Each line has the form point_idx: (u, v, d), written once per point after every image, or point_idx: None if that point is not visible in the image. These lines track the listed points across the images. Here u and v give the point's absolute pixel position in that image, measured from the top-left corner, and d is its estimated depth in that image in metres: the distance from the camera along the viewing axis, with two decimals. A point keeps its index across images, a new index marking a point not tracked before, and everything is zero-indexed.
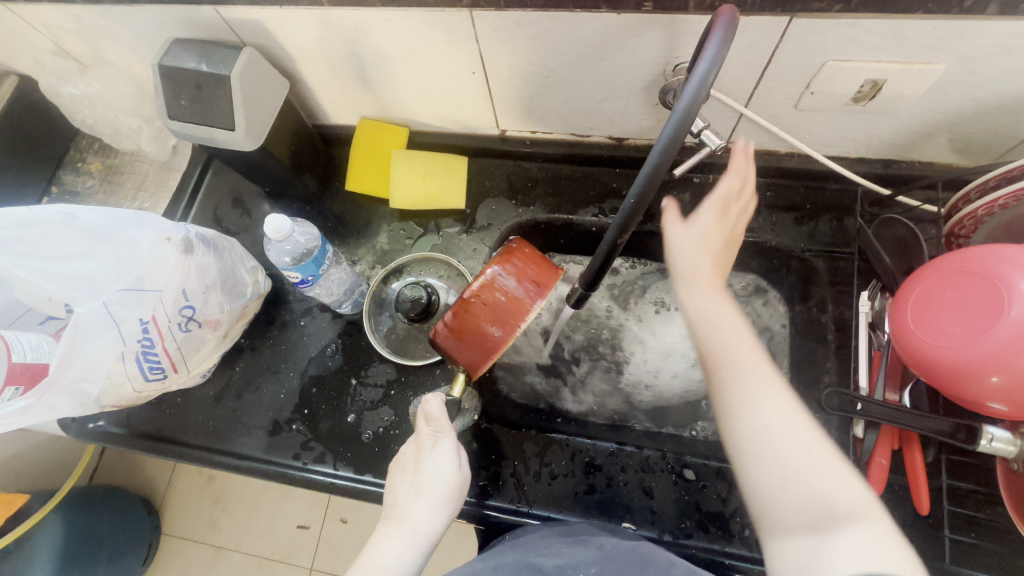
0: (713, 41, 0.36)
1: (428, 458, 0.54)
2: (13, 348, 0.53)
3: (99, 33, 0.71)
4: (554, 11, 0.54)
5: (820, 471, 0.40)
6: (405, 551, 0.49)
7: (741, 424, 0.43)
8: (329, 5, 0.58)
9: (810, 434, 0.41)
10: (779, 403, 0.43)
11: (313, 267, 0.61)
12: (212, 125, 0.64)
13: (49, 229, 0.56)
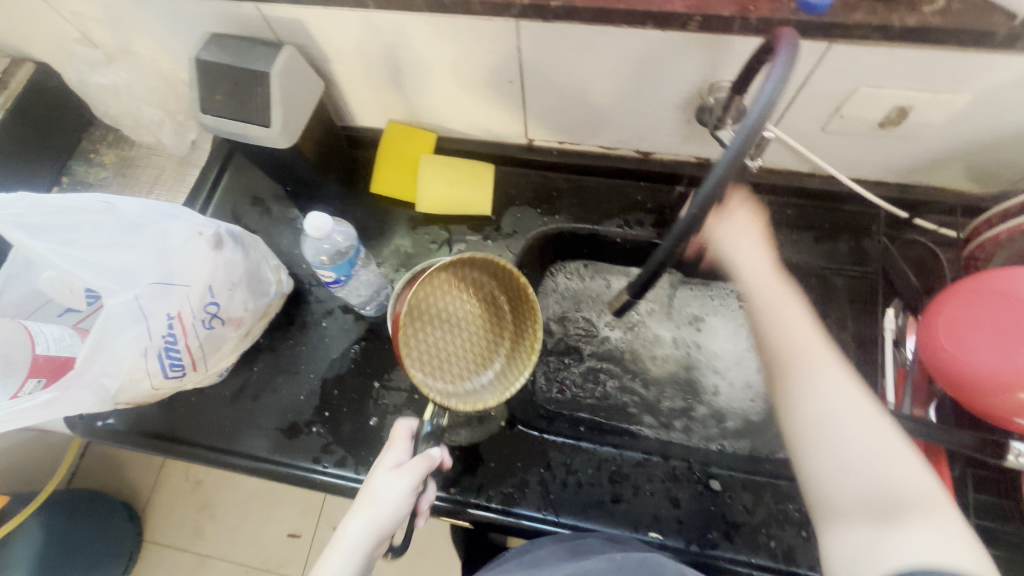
0: (778, 61, 0.37)
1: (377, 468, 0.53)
2: (37, 339, 0.53)
3: (130, 24, 0.70)
4: (601, 25, 0.55)
5: (877, 438, 0.45)
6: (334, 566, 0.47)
7: (803, 405, 0.49)
8: (375, 8, 0.59)
9: (868, 424, 0.45)
10: (831, 396, 0.48)
11: (347, 268, 0.61)
12: (247, 121, 0.63)
13: (84, 217, 0.54)
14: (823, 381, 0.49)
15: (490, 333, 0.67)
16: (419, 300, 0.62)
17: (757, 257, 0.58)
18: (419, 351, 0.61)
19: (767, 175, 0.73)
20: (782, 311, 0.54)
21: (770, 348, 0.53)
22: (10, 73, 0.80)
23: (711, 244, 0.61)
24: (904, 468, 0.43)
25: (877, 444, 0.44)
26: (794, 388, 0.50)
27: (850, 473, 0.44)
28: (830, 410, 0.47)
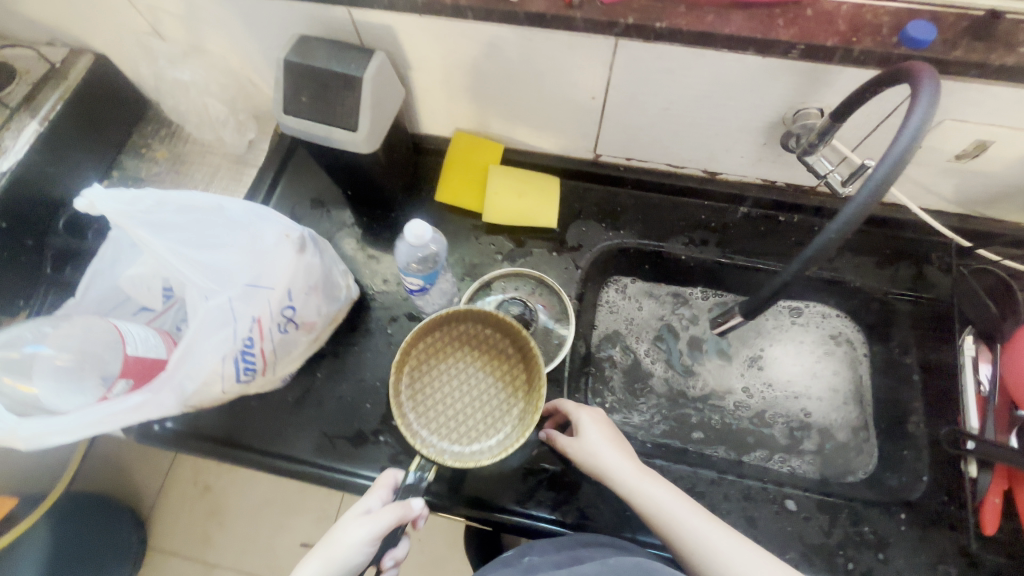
0: (923, 94, 0.40)
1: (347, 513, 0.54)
2: (127, 339, 0.51)
3: (207, 22, 0.70)
4: (700, 48, 0.56)
5: (749, 568, 0.48)
6: None
7: (652, 513, 0.53)
8: (474, 19, 0.59)
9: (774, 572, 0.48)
10: (723, 538, 0.50)
11: (434, 278, 0.60)
12: (331, 125, 0.63)
13: (190, 214, 0.55)
14: (661, 501, 0.53)
15: (506, 393, 0.65)
16: (418, 361, 0.65)
17: (611, 447, 0.56)
18: (429, 412, 0.64)
19: (829, 199, 0.75)
20: (614, 462, 0.55)
21: (669, 541, 0.52)
22: (70, 64, 0.78)
23: (574, 425, 0.60)
24: (778, 574, 0.48)
25: (724, 557, 0.49)
26: (641, 508, 0.53)
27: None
28: (694, 533, 0.51)
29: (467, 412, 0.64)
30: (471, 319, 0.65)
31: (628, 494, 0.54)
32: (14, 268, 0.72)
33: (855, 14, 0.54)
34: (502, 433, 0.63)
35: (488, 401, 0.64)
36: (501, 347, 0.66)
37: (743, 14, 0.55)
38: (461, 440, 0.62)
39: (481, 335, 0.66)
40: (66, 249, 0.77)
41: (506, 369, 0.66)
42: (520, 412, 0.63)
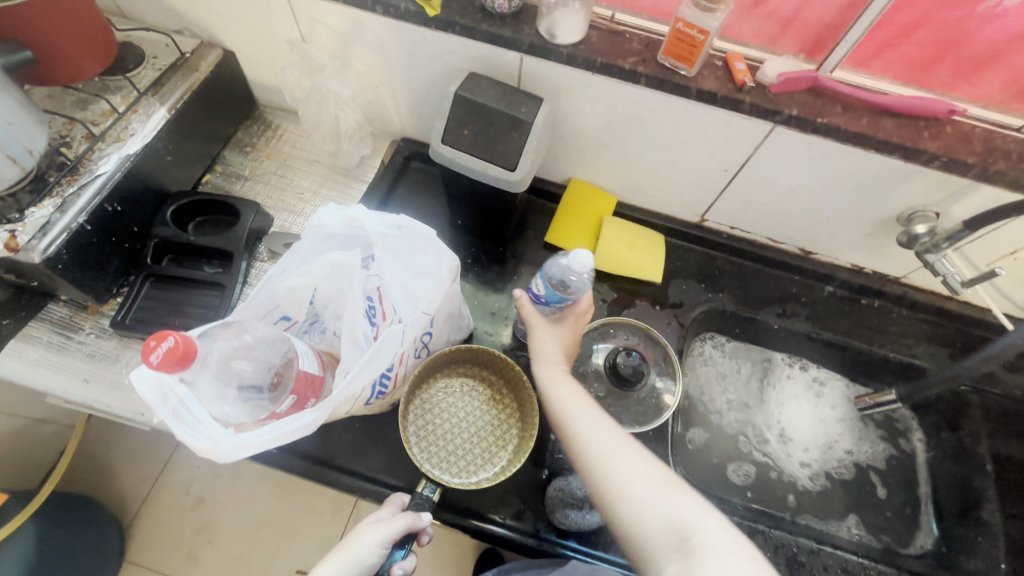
0: None
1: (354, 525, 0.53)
2: (301, 356, 0.50)
3: (363, 41, 0.70)
4: (850, 145, 0.62)
5: (619, 462, 0.50)
6: None
7: (554, 405, 0.57)
8: (644, 86, 0.63)
9: (655, 478, 0.49)
10: (609, 436, 0.53)
11: (551, 299, 0.62)
12: (490, 161, 0.64)
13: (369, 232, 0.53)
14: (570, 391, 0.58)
15: (502, 424, 0.65)
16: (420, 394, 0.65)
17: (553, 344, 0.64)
18: (428, 445, 0.63)
19: (911, 289, 0.81)
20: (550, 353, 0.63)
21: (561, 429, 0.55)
22: (201, 55, 0.77)
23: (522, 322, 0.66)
24: (648, 470, 0.49)
25: (608, 445, 0.52)
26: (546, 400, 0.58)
27: (620, 488, 0.48)
28: (581, 423, 0.54)
29: (463, 444, 0.64)
30: (462, 353, 0.67)
31: (544, 373, 0.61)
32: (116, 254, 0.69)
33: (989, 137, 0.61)
34: (498, 468, 0.62)
35: (482, 434, 0.64)
36: (497, 382, 0.68)
37: (893, 122, 0.61)
38: (456, 471, 0.62)
39: (472, 373, 0.68)
40: (166, 240, 0.72)
41: (499, 404, 0.66)
42: (515, 445, 0.64)
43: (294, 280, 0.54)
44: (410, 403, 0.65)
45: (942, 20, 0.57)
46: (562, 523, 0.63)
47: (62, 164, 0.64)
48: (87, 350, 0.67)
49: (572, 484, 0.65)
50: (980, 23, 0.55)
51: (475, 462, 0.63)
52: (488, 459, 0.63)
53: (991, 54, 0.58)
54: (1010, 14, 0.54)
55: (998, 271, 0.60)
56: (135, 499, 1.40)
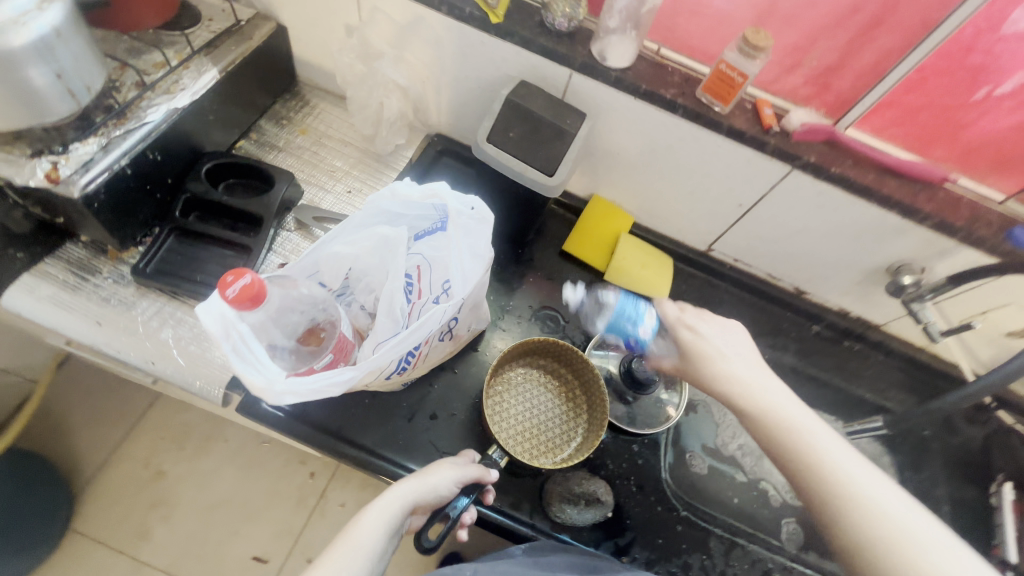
0: None
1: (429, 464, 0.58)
2: (343, 319, 0.53)
3: (420, 36, 0.74)
4: (856, 196, 0.68)
5: (882, 497, 0.43)
6: (373, 525, 0.49)
7: (786, 424, 0.47)
8: (680, 116, 0.69)
9: (927, 519, 0.42)
10: (864, 467, 0.45)
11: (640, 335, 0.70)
12: (530, 165, 0.68)
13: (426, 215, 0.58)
14: (782, 399, 0.49)
15: (570, 418, 0.71)
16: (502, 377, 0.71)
17: (734, 341, 0.55)
18: (504, 422, 0.68)
19: (890, 338, 0.88)
20: (731, 349, 0.54)
21: (804, 459, 0.45)
22: (255, 25, 0.79)
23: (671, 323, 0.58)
24: (921, 516, 0.42)
25: (858, 474, 0.44)
26: (784, 425, 0.47)
27: (892, 523, 0.42)
28: (824, 443, 0.46)
29: (531, 429, 0.69)
30: (545, 350, 0.73)
31: (728, 382, 0.51)
32: (147, 203, 0.69)
33: (974, 206, 0.68)
34: (563, 455, 0.68)
35: (551, 423, 0.70)
36: (569, 379, 0.73)
37: (895, 181, 0.68)
38: (526, 451, 0.67)
39: (545, 365, 0.74)
40: (196, 197, 0.72)
41: (568, 397, 0.72)
42: (581, 438, 0.69)
43: (340, 247, 0.56)
44: (494, 382, 0.70)
45: (943, 104, 0.65)
46: (555, 515, 0.65)
47: (110, 107, 0.65)
48: (103, 294, 0.66)
49: (570, 480, 0.67)
50: (975, 111, 0.64)
51: (542, 445, 0.68)
52: (554, 446, 0.68)
53: (982, 139, 0.66)
54: (1000, 106, 0.62)
55: (976, 324, 0.70)
56: (90, 465, 1.34)
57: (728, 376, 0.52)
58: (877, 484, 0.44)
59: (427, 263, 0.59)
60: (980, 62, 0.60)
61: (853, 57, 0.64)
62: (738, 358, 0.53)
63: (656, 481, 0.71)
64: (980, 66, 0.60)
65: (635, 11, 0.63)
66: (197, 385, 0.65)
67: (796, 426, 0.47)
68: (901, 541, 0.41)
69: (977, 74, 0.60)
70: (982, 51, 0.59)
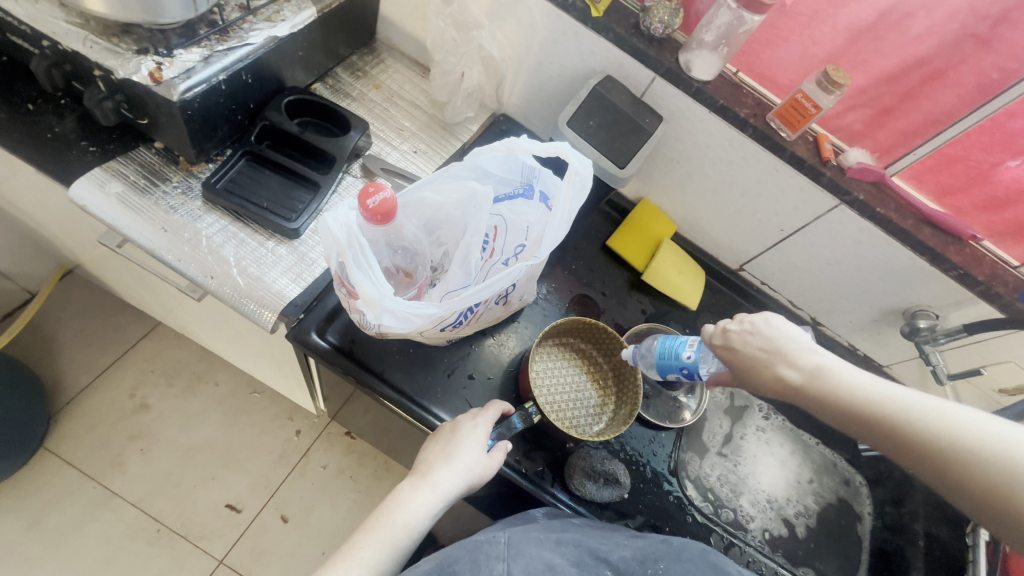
0: None
1: (467, 428, 0.60)
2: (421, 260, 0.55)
3: (516, 16, 0.77)
4: (893, 238, 0.74)
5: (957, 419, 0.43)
6: (422, 503, 0.54)
7: (844, 393, 0.48)
8: (748, 135, 0.74)
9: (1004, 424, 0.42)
10: (925, 400, 0.45)
11: (684, 344, 0.64)
12: (605, 156, 0.74)
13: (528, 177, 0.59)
14: (839, 381, 0.49)
15: (597, 403, 0.75)
16: (545, 347, 0.75)
17: (775, 332, 0.54)
18: (539, 386, 0.72)
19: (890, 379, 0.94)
20: (772, 347, 0.53)
21: (872, 423, 0.46)
22: None
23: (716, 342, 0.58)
24: (1018, 432, 0.41)
25: (932, 420, 0.44)
26: (845, 396, 0.48)
27: (977, 442, 0.42)
28: (881, 393, 0.47)
29: (560, 402, 0.73)
30: (590, 336, 0.77)
31: (783, 385, 0.52)
32: (229, 122, 0.70)
33: (995, 266, 0.74)
34: (585, 433, 0.71)
35: (579, 403, 0.74)
36: (603, 369, 0.77)
37: (930, 231, 0.73)
38: (553, 419, 0.70)
39: (578, 347, 0.78)
40: (273, 126, 0.73)
41: (599, 382, 0.76)
42: (603, 425, 0.73)
43: (429, 193, 0.58)
44: (538, 349, 0.74)
45: (978, 161, 0.69)
46: (575, 489, 0.67)
47: (214, 22, 0.66)
48: (170, 203, 0.67)
49: (594, 458, 0.70)
50: (1006, 175, 0.68)
51: (573, 420, 0.72)
52: (578, 424, 0.72)
53: (1009, 197, 0.70)
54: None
55: (979, 373, 0.77)
56: (73, 386, 1.30)
57: (771, 373, 0.53)
58: (946, 409, 0.44)
59: (505, 225, 0.61)
60: (1020, 128, 0.64)
61: (907, 105, 0.69)
62: (784, 355, 0.53)
63: (666, 473, 0.75)
64: (1017, 132, 0.65)
65: (730, 30, 0.68)
66: (250, 307, 0.65)
67: (852, 389, 0.48)
68: (1013, 469, 0.40)
69: (1012, 138, 0.65)
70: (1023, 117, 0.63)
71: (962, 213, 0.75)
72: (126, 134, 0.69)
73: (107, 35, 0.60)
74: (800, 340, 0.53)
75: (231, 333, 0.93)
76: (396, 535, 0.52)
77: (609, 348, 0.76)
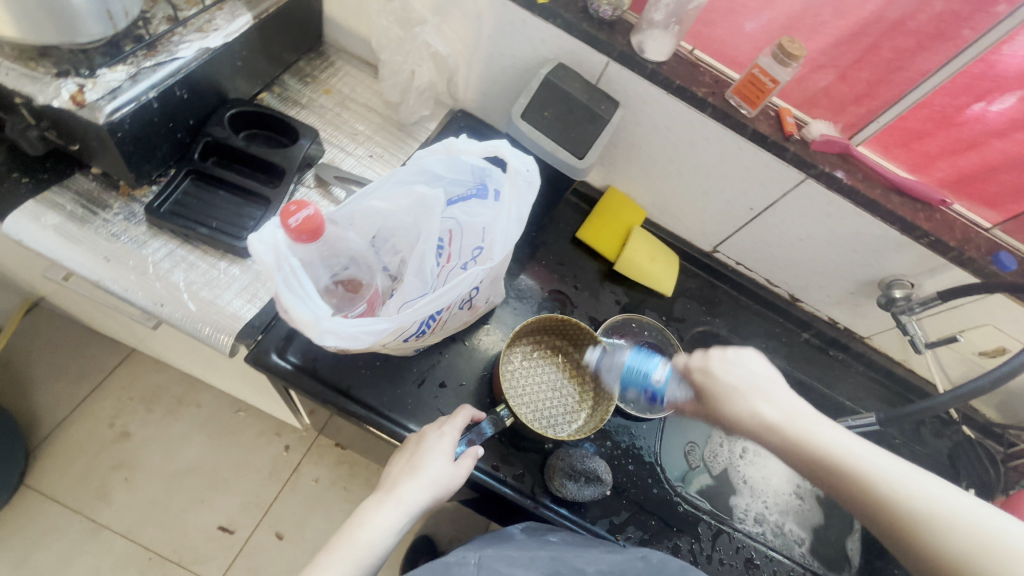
0: None
1: (433, 441, 0.59)
2: None
3: (461, 9, 0.75)
4: (861, 209, 0.73)
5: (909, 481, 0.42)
6: (386, 520, 0.52)
7: (813, 439, 0.46)
8: (707, 115, 0.72)
9: (925, 480, 0.42)
10: (863, 444, 0.45)
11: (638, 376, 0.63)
12: (561, 146, 0.69)
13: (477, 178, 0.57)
14: (810, 428, 0.46)
15: (575, 402, 0.73)
16: (519, 348, 0.74)
17: (756, 368, 0.51)
18: (513, 387, 0.70)
19: (871, 350, 0.93)
20: (750, 383, 0.50)
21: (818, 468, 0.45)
22: None
23: (707, 375, 0.52)
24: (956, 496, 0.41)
25: (867, 466, 0.43)
26: (813, 453, 0.45)
27: (900, 491, 0.42)
28: (848, 450, 0.44)
29: (536, 403, 0.71)
30: (564, 334, 0.75)
31: (756, 429, 0.48)
32: (167, 141, 0.66)
33: (966, 230, 0.73)
34: (563, 433, 0.69)
35: (556, 403, 0.72)
36: (581, 367, 0.75)
37: (899, 199, 0.72)
38: (529, 422, 0.69)
39: (554, 345, 0.76)
40: (216, 142, 0.70)
41: (576, 380, 0.74)
42: (581, 424, 0.71)
43: (376, 201, 0.56)
44: (511, 351, 0.73)
45: (942, 105, 0.68)
46: (556, 490, 0.65)
47: (140, 37, 0.62)
48: (111, 230, 0.64)
49: (574, 458, 0.67)
50: (971, 116, 0.67)
51: (549, 419, 0.70)
52: (557, 426, 0.70)
53: (972, 139, 0.69)
54: (996, 112, 0.65)
55: (956, 339, 0.76)
56: (49, 421, 1.27)
57: (733, 398, 0.50)
58: (907, 474, 0.43)
59: (460, 228, 0.59)
60: (982, 70, 0.63)
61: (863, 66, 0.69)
62: (761, 392, 0.49)
63: (650, 465, 0.73)
64: (979, 75, 0.64)
65: (680, 8, 0.66)
66: (205, 332, 0.63)
67: (814, 432, 0.46)
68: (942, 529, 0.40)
69: (976, 81, 0.64)
70: (984, 60, 0.62)
71: (933, 160, 0.73)
72: (60, 161, 0.66)
73: (22, 60, 0.56)
74: (780, 379, 0.50)
75: (199, 356, 0.90)
76: (359, 553, 0.50)
77: (586, 345, 0.74)
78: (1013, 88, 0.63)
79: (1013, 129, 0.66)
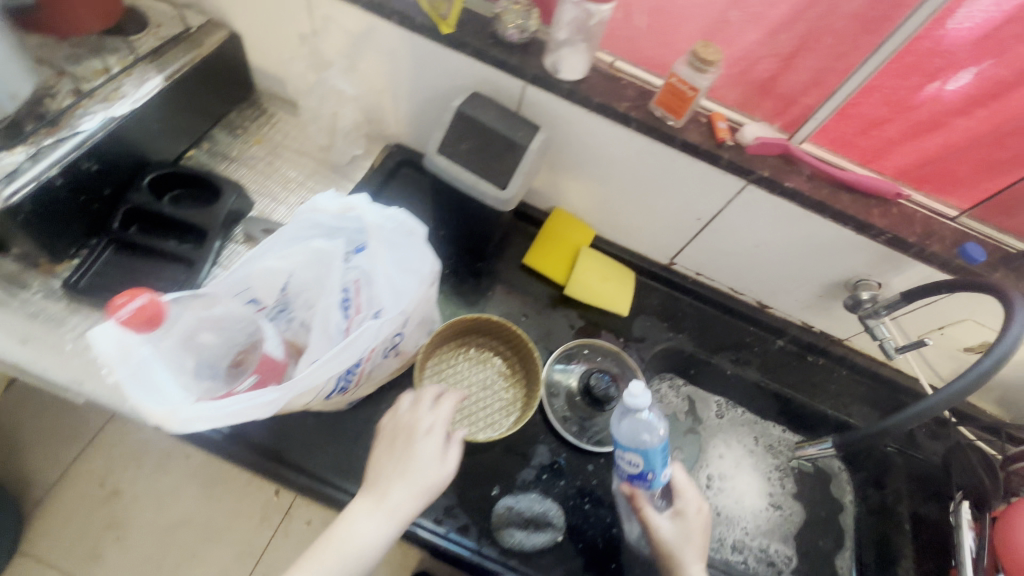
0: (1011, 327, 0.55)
1: (414, 429, 0.56)
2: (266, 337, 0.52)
3: (374, 47, 0.73)
4: (811, 211, 0.68)
5: None
6: (377, 528, 0.50)
7: None
8: (633, 129, 0.68)
9: None
10: None
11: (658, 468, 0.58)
12: (482, 178, 0.69)
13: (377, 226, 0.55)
14: None
15: (510, 397, 0.72)
16: (441, 357, 0.72)
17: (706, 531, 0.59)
18: None
19: (852, 352, 0.87)
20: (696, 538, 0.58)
21: None
22: (207, 33, 0.77)
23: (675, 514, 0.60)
24: None
25: None
26: None
27: None
28: None
29: (468, 405, 0.70)
30: (487, 332, 0.74)
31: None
32: (81, 214, 0.66)
33: (928, 222, 0.68)
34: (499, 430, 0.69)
35: (489, 402, 0.71)
36: (510, 359, 0.74)
37: (849, 197, 0.67)
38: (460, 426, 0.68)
39: (480, 345, 0.75)
40: (136, 208, 0.69)
41: (507, 374, 0.74)
42: (517, 417, 0.70)
43: (273, 262, 0.54)
44: (433, 361, 0.72)
45: (894, 88, 0.64)
46: (503, 541, 0.63)
47: (42, 115, 0.63)
48: (30, 309, 0.64)
49: (520, 503, 0.66)
50: (926, 97, 0.64)
51: (482, 420, 0.70)
52: (492, 423, 0.70)
53: (933, 121, 0.66)
54: (951, 92, 0.62)
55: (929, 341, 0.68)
56: (42, 484, 1.29)
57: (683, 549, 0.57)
58: None
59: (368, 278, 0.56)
60: (929, 48, 0.60)
61: (791, 59, 0.65)
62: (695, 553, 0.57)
63: (608, 503, 0.69)
64: (927, 53, 0.60)
65: (581, 26, 0.62)
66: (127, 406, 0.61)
67: None
68: None
69: (925, 58, 0.61)
70: (929, 37, 0.59)
71: (896, 144, 0.70)
72: None
73: None
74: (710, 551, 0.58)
75: None
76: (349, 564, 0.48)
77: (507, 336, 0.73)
78: (967, 64, 0.60)
79: (973, 105, 0.63)
